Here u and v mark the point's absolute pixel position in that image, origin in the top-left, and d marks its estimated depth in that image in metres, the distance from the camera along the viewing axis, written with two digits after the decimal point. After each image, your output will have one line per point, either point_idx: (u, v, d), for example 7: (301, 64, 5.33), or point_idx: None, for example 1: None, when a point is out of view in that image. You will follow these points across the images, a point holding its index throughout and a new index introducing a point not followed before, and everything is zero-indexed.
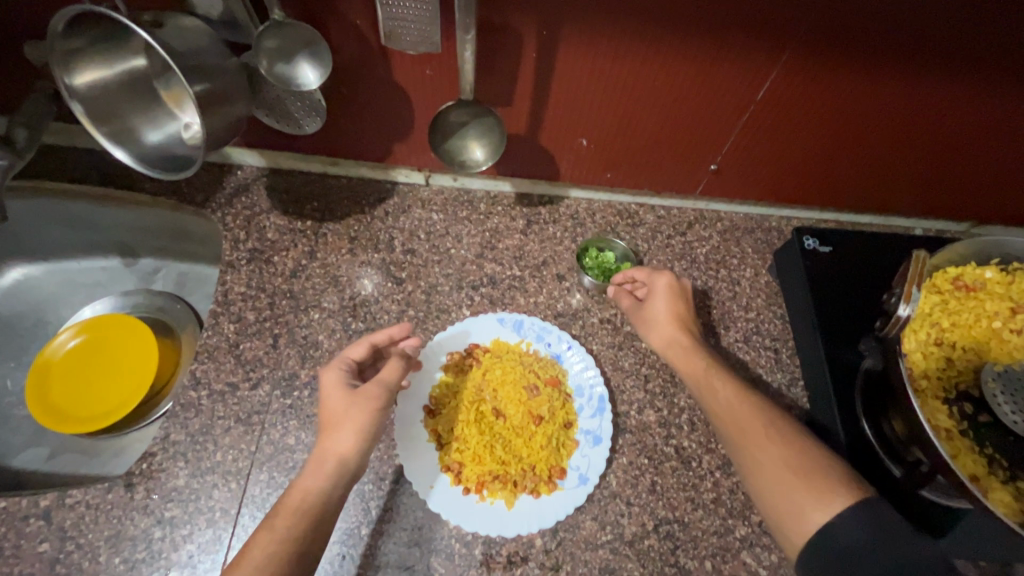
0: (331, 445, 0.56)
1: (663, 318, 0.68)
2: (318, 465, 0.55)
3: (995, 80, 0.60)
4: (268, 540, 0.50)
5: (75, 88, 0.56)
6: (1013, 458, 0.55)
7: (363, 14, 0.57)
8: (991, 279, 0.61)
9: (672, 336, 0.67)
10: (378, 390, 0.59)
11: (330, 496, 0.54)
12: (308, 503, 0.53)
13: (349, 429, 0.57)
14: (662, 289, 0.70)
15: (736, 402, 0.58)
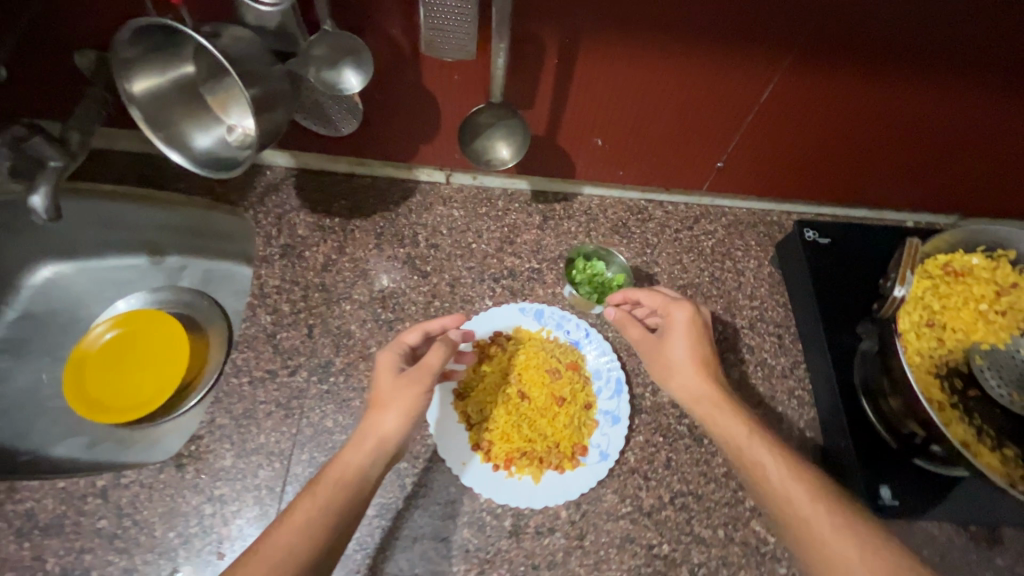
0: (376, 424, 0.60)
1: (688, 365, 0.66)
2: (360, 441, 0.59)
3: (980, 81, 0.65)
4: (318, 505, 0.54)
5: (133, 95, 0.60)
6: (1000, 428, 0.61)
7: (400, 24, 0.61)
8: (978, 265, 0.66)
9: (701, 387, 0.65)
10: (423, 373, 0.63)
11: (371, 470, 0.58)
12: (352, 473, 0.57)
13: (394, 411, 0.61)
14: (684, 331, 0.68)
15: (793, 482, 0.56)
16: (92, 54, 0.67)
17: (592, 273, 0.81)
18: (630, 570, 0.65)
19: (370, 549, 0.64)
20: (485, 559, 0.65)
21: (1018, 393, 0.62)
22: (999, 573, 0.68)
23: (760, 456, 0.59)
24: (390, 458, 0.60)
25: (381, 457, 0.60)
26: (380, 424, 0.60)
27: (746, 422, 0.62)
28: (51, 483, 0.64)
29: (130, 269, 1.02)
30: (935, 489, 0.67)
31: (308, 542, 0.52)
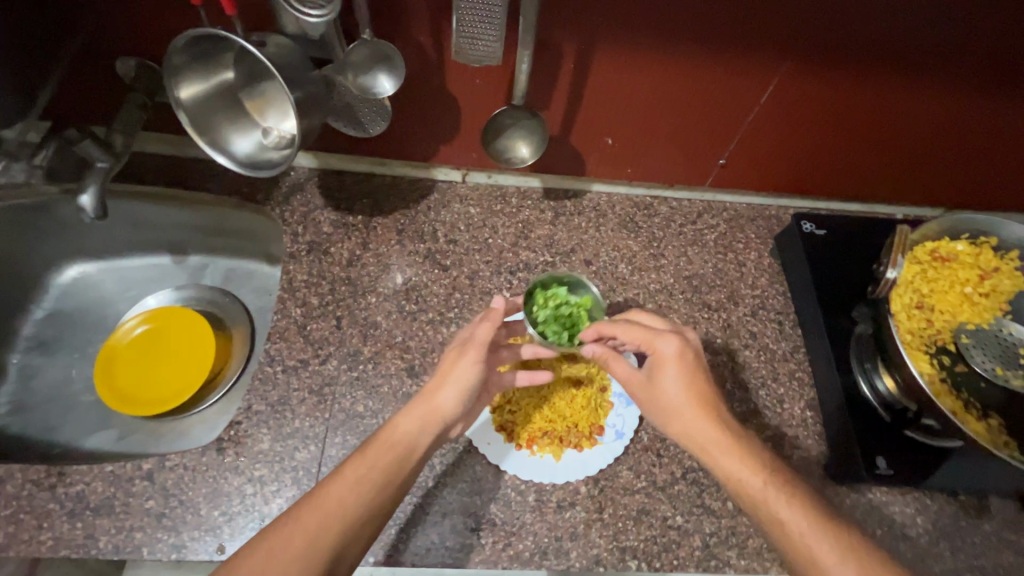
0: (437, 400, 0.65)
1: (680, 403, 0.64)
2: (417, 410, 0.65)
3: (961, 81, 0.71)
4: (361, 474, 0.59)
5: (181, 100, 0.64)
6: (984, 400, 0.66)
7: (428, 33, 0.66)
8: (962, 251, 0.72)
9: (696, 426, 0.63)
10: (476, 348, 0.67)
11: (420, 438, 0.63)
12: (402, 441, 0.62)
13: (451, 387, 0.66)
14: (673, 368, 0.65)
15: (806, 524, 0.56)
16: (132, 62, 0.71)
17: (554, 303, 0.73)
18: (646, 540, 0.70)
19: (403, 524, 0.68)
20: (511, 532, 0.69)
21: (1000, 366, 0.68)
22: (987, 537, 0.73)
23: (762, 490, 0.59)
24: (440, 429, 0.65)
25: (431, 428, 0.64)
26: (434, 397, 0.65)
27: (751, 462, 0.60)
28: (100, 466, 0.68)
29: (152, 267, 1.05)
30: (927, 460, 0.72)
31: (355, 503, 0.57)
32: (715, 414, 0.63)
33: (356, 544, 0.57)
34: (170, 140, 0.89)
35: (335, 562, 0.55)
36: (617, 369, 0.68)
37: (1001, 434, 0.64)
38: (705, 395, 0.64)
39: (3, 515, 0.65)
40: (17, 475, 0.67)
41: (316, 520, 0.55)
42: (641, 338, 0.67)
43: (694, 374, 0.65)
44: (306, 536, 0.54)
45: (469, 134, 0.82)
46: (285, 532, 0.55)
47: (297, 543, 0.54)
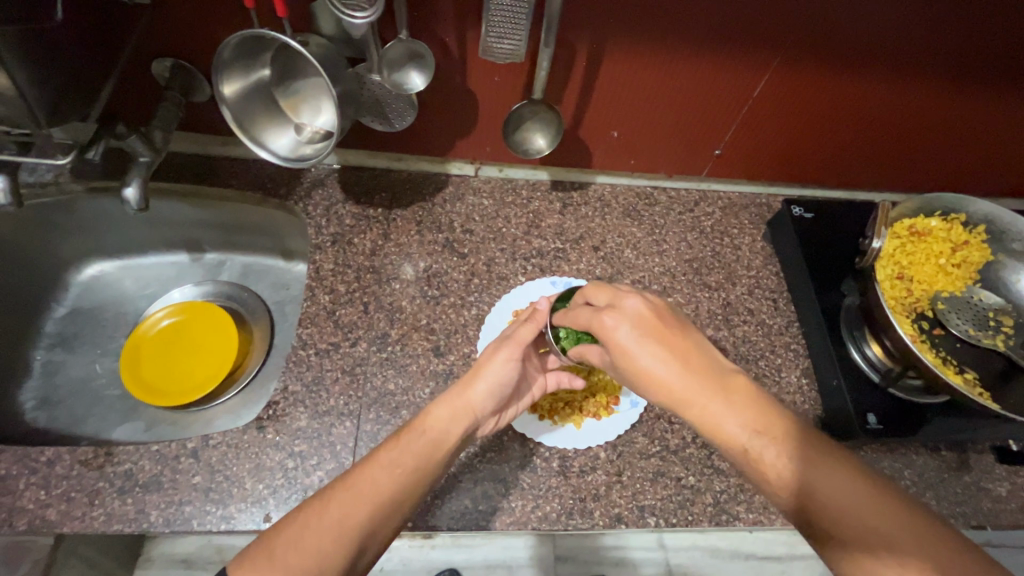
0: (469, 397, 0.68)
1: (652, 375, 0.59)
2: (452, 403, 0.67)
3: (931, 76, 0.78)
4: (394, 458, 0.61)
5: (223, 96, 0.69)
6: (960, 357, 0.74)
7: (453, 34, 0.72)
8: (936, 227, 0.80)
9: (673, 395, 0.58)
10: (512, 346, 0.70)
11: (451, 429, 0.66)
12: (434, 430, 0.65)
13: (483, 381, 0.68)
14: (627, 332, 0.60)
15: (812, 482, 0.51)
16: (168, 62, 0.77)
17: None
18: (663, 499, 0.76)
19: (436, 490, 0.73)
20: (538, 495, 0.74)
21: (973, 328, 0.76)
22: (968, 487, 0.81)
23: (765, 451, 0.54)
24: (471, 421, 0.67)
25: (462, 420, 0.67)
26: (468, 390, 0.68)
27: (744, 418, 0.55)
28: (146, 446, 0.72)
29: (170, 266, 1.05)
30: (913, 417, 0.80)
31: (388, 483, 0.59)
32: (691, 370, 0.58)
33: (390, 520, 0.59)
34: (196, 140, 0.93)
35: (366, 540, 0.57)
36: (593, 356, 0.68)
37: (976, 385, 0.72)
38: (672, 350, 0.60)
39: (54, 494, 0.69)
40: (66, 456, 0.71)
41: (349, 495, 0.58)
42: (587, 320, 0.64)
43: (650, 333, 0.60)
44: (341, 507, 0.57)
45: (484, 128, 0.88)
46: (321, 504, 0.57)
47: (330, 515, 0.56)
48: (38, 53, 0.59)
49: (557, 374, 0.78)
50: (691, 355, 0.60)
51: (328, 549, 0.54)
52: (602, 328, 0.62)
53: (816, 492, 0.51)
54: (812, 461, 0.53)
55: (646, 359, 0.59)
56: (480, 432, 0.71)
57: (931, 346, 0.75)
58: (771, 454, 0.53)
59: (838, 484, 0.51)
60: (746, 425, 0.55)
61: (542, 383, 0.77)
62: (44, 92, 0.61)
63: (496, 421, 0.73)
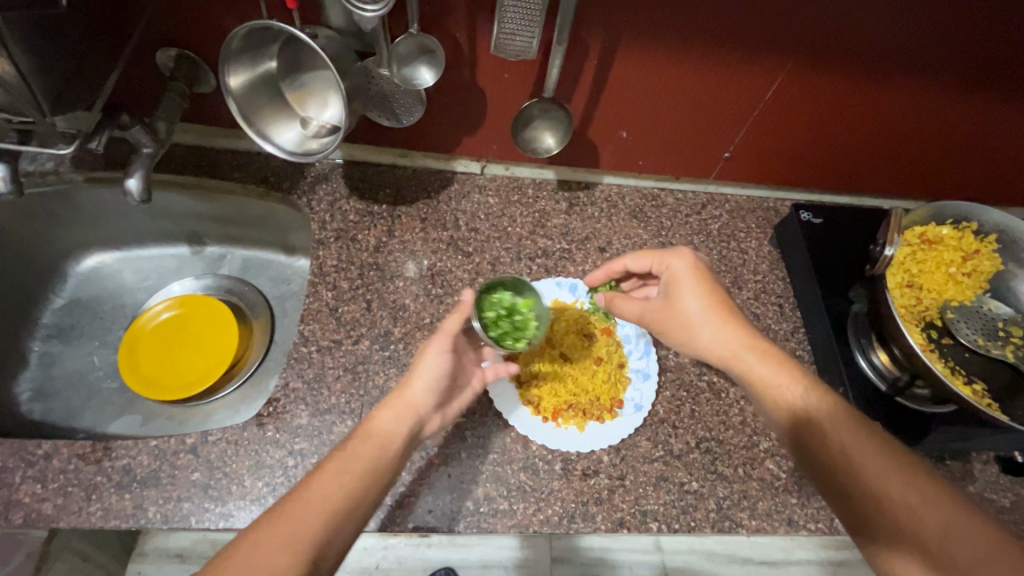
0: (409, 395, 0.66)
1: (694, 313, 0.71)
2: (394, 403, 0.66)
3: (947, 83, 0.78)
4: (341, 465, 0.59)
5: (230, 88, 0.68)
6: (969, 368, 0.74)
7: (463, 29, 0.71)
8: (946, 235, 0.80)
9: (714, 331, 0.69)
10: (441, 339, 0.69)
11: (397, 428, 0.64)
12: (380, 432, 0.63)
13: (421, 379, 0.67)
14: (686, 276, 0.73)
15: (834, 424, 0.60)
16: (173, 52, 0.76)
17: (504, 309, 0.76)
18: (666, 504, 0.75)
19: (438, 490, 0.72)
20: (540, 498, 0.74)
21: (982, 337, 0.76)
22: (971, 497, 0.80)
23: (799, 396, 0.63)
24: (416, 419, 0.66)
25: (407, 418, 0.65)
26: (406, 389, 0.67)
27: (782, 365, 0.66)
28: (144, 441, 0.71)
29: (170, 258, 1.04)
30: (918, 424, 0.79)
31: (337, 489, 0.57)
32: (730, 318, 0.70)
33: (342, 530, 0.55)
34: (201, 132, 0.92)
35: (323, 550, 0.53)
36: (627, 305, 0.77)
37: (985, 396, 0.71)
38: (719, 300, 0.71)
39: (50, 488, 0.68)
40: (63, 450, 0.70)
41: (298, 509, 0.54)
42: (652, 259, 0.76)
43: (706, 283, 0.73)
44: (291, 523, 0.53)
45: (492, 126, 0.88)
46: (277, 518, 0.54)
47: (280, 532, 0.52)
48: (42, 38, 0.57)
49: (495, 366, 0.76)
50: (732, 313, 0.71)
51: (279, 565, 0.50)
52: (668, 267, 0.74)
53: (870, 477, 0.56)
54: (874, 454, 0.57)
55: (694, 307, 0.71)
56: (428, 430, 0.69)
57: (940, 355, 0.75)
58: (829, 424, 0.60)
59: (894, 477, 0.55)
60: (786, 370, 0.65)
61: (480, 375, 0.75)
62: (48, 80, 0.60)
63: (443, 417, 0.71)
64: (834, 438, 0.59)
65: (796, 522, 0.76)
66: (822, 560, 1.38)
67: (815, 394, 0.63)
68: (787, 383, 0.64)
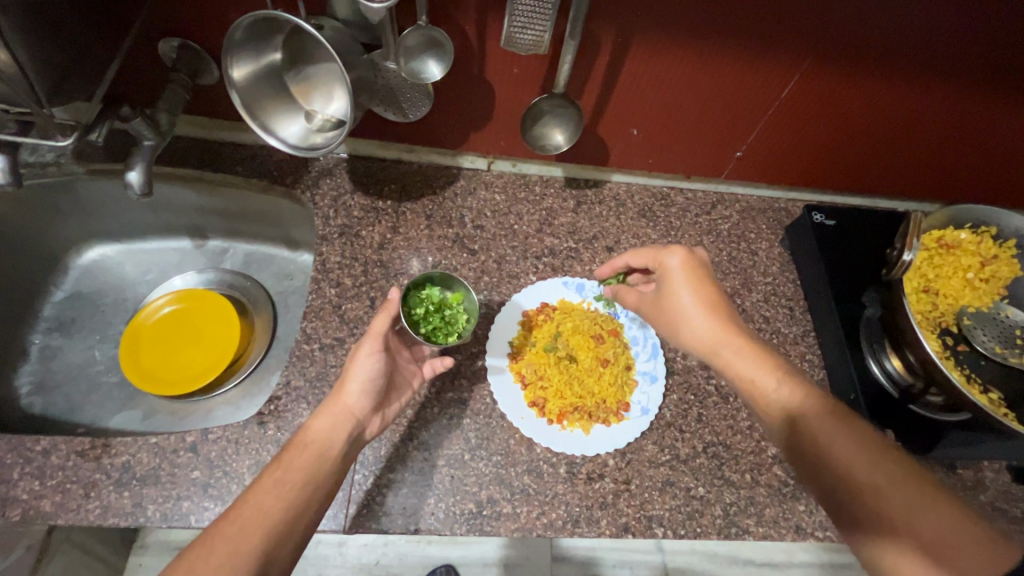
0: (345, 400, 0.65)
1: (686, 307, 0.70)
2: (332, 409, 0.64)
3: (967, 84, 0.75)
4: (277, 479, 0.58)
5: (233, 80, 0.66)
6: (984, 375, 0.74)
7: (473, 22, 0.69)
8: (965, 240, 0.78)
9: (698, 328, 0.69)
10: (371, 340, 0.67)
11: (333, 435, 0.62)
12: (315, 440, 0.62)
13: (354, 383, 0.65)
14: (678, 270, 0.71)
15: (815, 418, 0.59)
16: (176, 42, 0.74)
17: (430, 305, 0.76)
18: (672, 509, 0.74)
19: (439, 492, 0.71)
20: (544, 501, 0.72)
21: (999, 345, 0.75)
22: (984, 507, 0.79)
23: (777, 393, 0.62)
24: (353, 423, 0.64)
25: (344, 425, 0.64)
26: (341, 394, 0.65)
27: (768, 365, 0.64)
28: (144, 439, 0.70)
29: (172, 252, 1.03)
30: (932, 432, 0.78)
31: (275, 503, 0.56)
32: (721, 313, 0.69)
33: (283, 544, 0.55)
34: (205, 124, 0.90)
35: (265, 565, 0.53)
36: (629, 296, 0.79)
37: (1000, 406, 0.71)
38: (711, 295, 0.70)
39: (49, 485, 0.67)
40: (61, 446, 0.69)
41: (234, 529, 0.53)
42: (649, 256, 0.75)
43: (698, 278, 0.71)
44: (227, 544, 0.52)
45: (500, 121, 0.86)
46: (218, 537, 0.53)
47: (215, 555, 0.51)
48: (41, 26, 0.56)
49: (431, 362, 0.74)
50: (721, 307, 0.70)
51: None
52: (662, 263, 0.73)
53: (851, 470, 0.55)
54: (853, 446, 0.56)
55: (687, 299, 0.70)
56: (369, 433, 0.67)
57: (956, 362, 0.74)
58: (807, 417, 0.59)
59: (874, 469, 0.54)
60: (769, 369, 0.64)
61: (419, 374, 0.74)
62: (47, 71, 0.59)
63: (383, 419, 0.69)
64: (813, 432, 0.58)
65: (804, 529, 0.75)
66: (824, 563, 1.37)
67: (797, 388, 0.62)
68: (767, 380, 0.63)
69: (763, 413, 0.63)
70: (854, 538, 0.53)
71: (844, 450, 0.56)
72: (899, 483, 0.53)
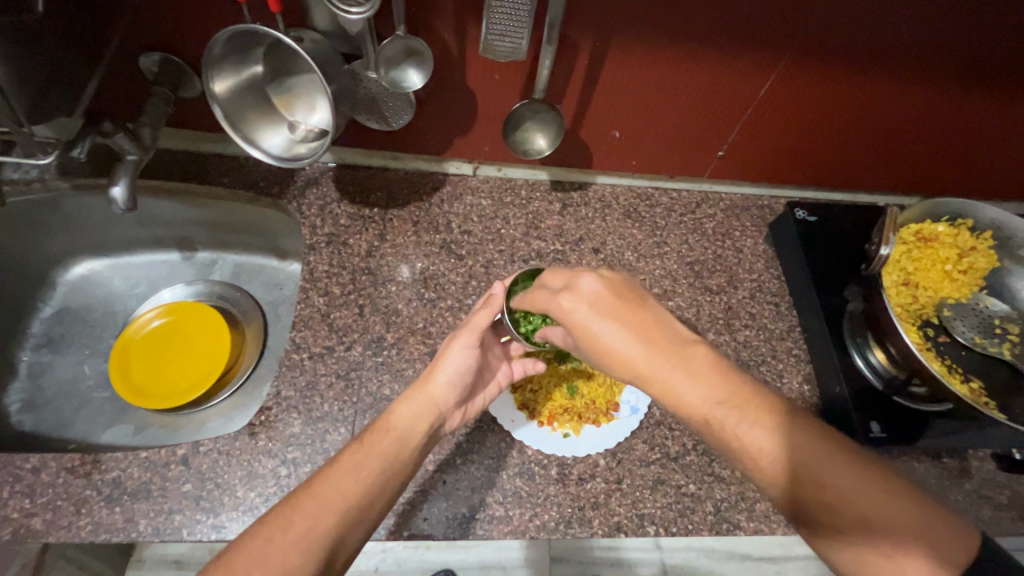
0: (433, 394, 0.66)
1: (616, 345, 0.59)
2: (421, 404, 0.65)
3: (942, 78, 0.77)
4: (358, 461, 0.58)
5: (214, 94, 0.67)
6: (963, 365, 0.75)
7: (451, 31, 0.70)
8: (943, 232, 0.80)
9: (630, 363, 0.58)
10: (469, 333, 0.69)
11: (416, 424, 0.64)
12: (397, 427, 0.63)
13: (443, 376, 0.67)
14: (581, 311, 0.61)
15: (767, 430, 0.52)
16: (156, 57, 0.75)
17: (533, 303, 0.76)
18: (663, 507, 0.74)
19: (431, 496, 0.72)
20: (537, 503, 0.73)
21: (978, 335, 0.77)
22: (968, 494, 0.80)
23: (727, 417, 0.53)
24: (436, 415, 0.66)
25: (427, 416, 0.65)
26: (428, 384, 0.67)
27: (713, 391, 0.55)
28: (135, 453, 0.70)
29: (160, 264, 1.02)
30: (919, 423, 0.79)
31: (354, 486, 0.56)
32: (648, 340, 0.58)
33: (360, 522, 0.55)
34: (187, 137, 0.90)
35: (337, 542, 0.53)
36: (555, 335, 0.67)
37: (981, 395, 0.73)
38: (629, 322, 0.60)
39: (40, 503, 0.67)
40: (51, 464, 0.69)
41: (314, 504, 0.54)
42: (546, 305, 0.64)
43: (610, 303, 0.61)
44: (305, 517, 0.53)
45: (483, 127, 0.86)
46: (284, 517, 0.53)
47: (296, 526, 0.52)
48: (16, 46, 0.56)
49: (522, 362, 0.76)
50: (646, 330, 0.59)
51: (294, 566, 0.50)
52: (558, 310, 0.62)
53: (825, 482, 0.49)
54: (821, 452, 0.50)
55: (608, 336, 0.59)
56: (449, 426, 0.69)
57: (936, 353, 0.76)
58: (760, 430, 0.52)
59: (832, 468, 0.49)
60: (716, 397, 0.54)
61: (507, 371, 0.75)
62: (25, 91, 0.60)
63: (463, 414, 0.71)
64: (776, 446, 0.51)
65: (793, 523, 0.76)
66: None
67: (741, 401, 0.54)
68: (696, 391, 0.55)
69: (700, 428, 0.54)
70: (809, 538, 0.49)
71: (798, 453, 0.50)
72: (867, 483, 0.48)
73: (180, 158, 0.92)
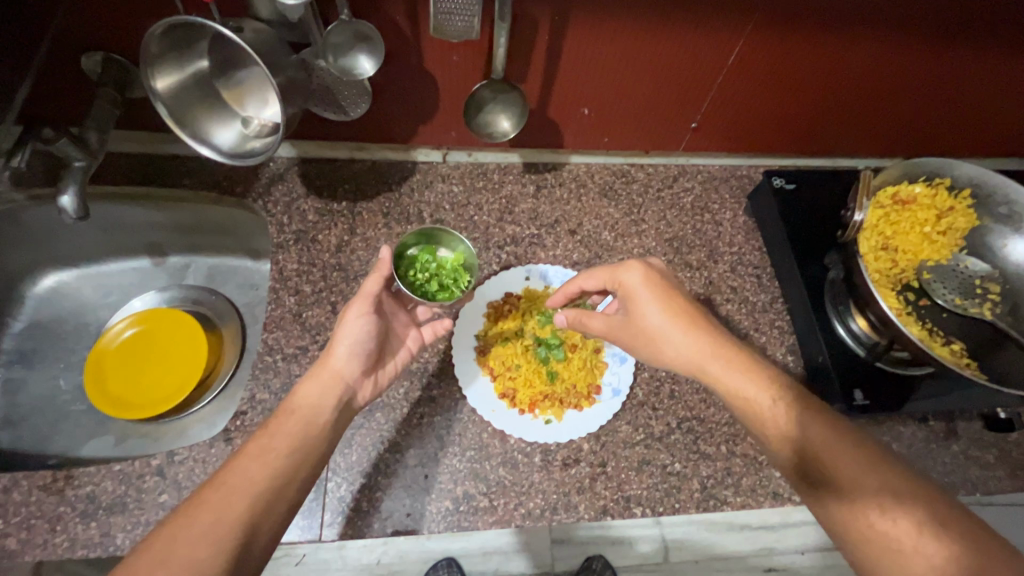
0: (335, 366, 0.65)
1: (662, 327, 0.66)
2: (323, 381, 0.64)
3: (912, 35, 0.74)
4: (263, 445, 0.58)
5: (157, 92, 0.64)
6: (945, 328, 0.75)
7: (402, 11, 0.67)
8: (920, 194, 0.78)
9: (678, 344, 0.66)
10: (361, 301, 0.66)
11: (323, 401, 0.62)
12: (304, 405, 0.62)
13: (341, 348, 0.65)
14: (642, 288, 0.68)
15: (805, 419, 0.59)
16: (99, 57, 0.72)
17: (424, 265, 0.76)
18: (649, 488, 0.74)
19: (415, 492, 0.71)
20: (520, 492, 0.72)
21: (959, 297, 0.76)
22: (955, 456, 0.79)
23: (771, 406, 0.61)
24: (343, 388, 0.64)
25: (333, 390, 0.63)
26: (329, 359, 0.65)
27: (759, 377, 0.63)
28: (108, 466, 0.69)
29: (131, 272, 1.00)
30: (904, 388, 0.79)
31: (262, 472, 0.56)
32: (695, 323, 0.67)
33: (273, 508, 0.55)
34: (143, 138, 0.87)
35: (252, 531, 0.52)
36: (593, 322, 0.72)
37: (963, 356, 0.73)
38: (680, 308, 0.68)
39: (14, 522, 0.66)
40: (23, 482, 0.68)
41: (217, 497, 0.53)
42: (605, 275, 0.72)
43: (663, 291, 0.68)
44: (211, 509, 0.52)
45: (447, 110, 0.84)
46: (205, 512, 0.52)
47: (197, 526, 0.50)
48: None
49: (431, 324, 0.75)
50: (695, 319, 0.67)
51: (198, 555, 0.48)
52: (620, 282, 0.70)
53: (853, 472, 0.54)
54: (848, 447, 0.56)
55: (656, 318, 0.67)
56: (363, 399, 0.68)
57: (917, 318, 0.75)
58: (797, 420, 0.59)
59: (863, 468, 0.54)
60: (757, 381, 0.63)
61: (418, 336, 0.75)
62: None
63: (376, 383, 0.69)
64: (811, 435, 0.58)
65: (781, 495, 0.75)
66: None
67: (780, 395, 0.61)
68: (759, 387, 0.62)
69: (757, 426, 0.61)
70: (838, 521, 0.54)
71: (834, 445, 0.56)
72: (897, 480, 0.53)
73: (139, 161, 0.89)
